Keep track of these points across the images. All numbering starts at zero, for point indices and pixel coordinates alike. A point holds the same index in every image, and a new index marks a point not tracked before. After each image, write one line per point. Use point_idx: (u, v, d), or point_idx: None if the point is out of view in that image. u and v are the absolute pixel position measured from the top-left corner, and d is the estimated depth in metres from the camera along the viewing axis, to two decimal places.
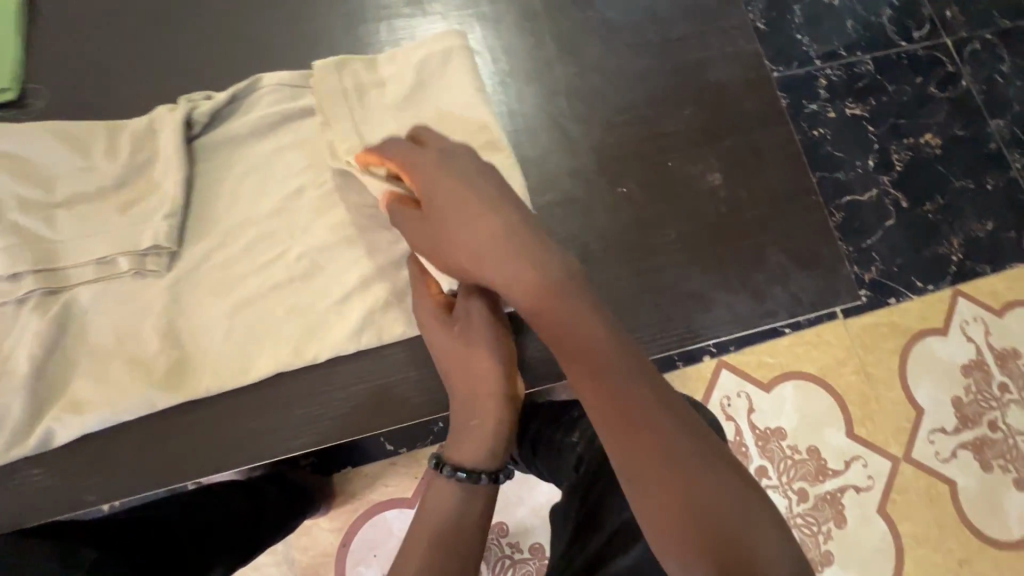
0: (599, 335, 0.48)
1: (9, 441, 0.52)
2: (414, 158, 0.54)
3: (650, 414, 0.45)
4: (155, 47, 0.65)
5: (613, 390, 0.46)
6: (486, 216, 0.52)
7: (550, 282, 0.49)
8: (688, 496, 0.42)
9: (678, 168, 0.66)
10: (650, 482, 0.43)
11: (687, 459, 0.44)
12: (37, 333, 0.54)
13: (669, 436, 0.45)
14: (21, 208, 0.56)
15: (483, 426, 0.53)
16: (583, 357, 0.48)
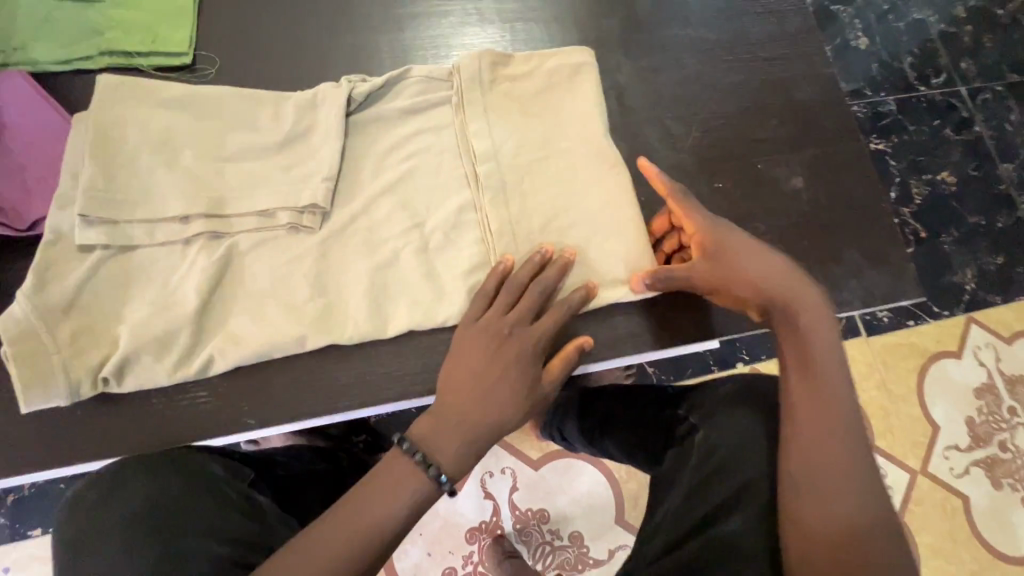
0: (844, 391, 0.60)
1: (174, 364, 0.55)
2: (722, 235, 0.63)
3: (854, 459, 0.57)
4: (306, 26, 0.71)
5: (836, 429, 0.58)
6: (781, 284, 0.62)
7: (826, 337, 0.61)
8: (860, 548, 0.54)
9: (766, 170, 0.74)
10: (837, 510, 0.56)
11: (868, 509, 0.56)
12: (205, 269, 0.58)
13: (862, 488, 0.56)
14: (196, 158, 0.60)
15: (456, 409, 0.57)
16: (824, 395, 0.59)
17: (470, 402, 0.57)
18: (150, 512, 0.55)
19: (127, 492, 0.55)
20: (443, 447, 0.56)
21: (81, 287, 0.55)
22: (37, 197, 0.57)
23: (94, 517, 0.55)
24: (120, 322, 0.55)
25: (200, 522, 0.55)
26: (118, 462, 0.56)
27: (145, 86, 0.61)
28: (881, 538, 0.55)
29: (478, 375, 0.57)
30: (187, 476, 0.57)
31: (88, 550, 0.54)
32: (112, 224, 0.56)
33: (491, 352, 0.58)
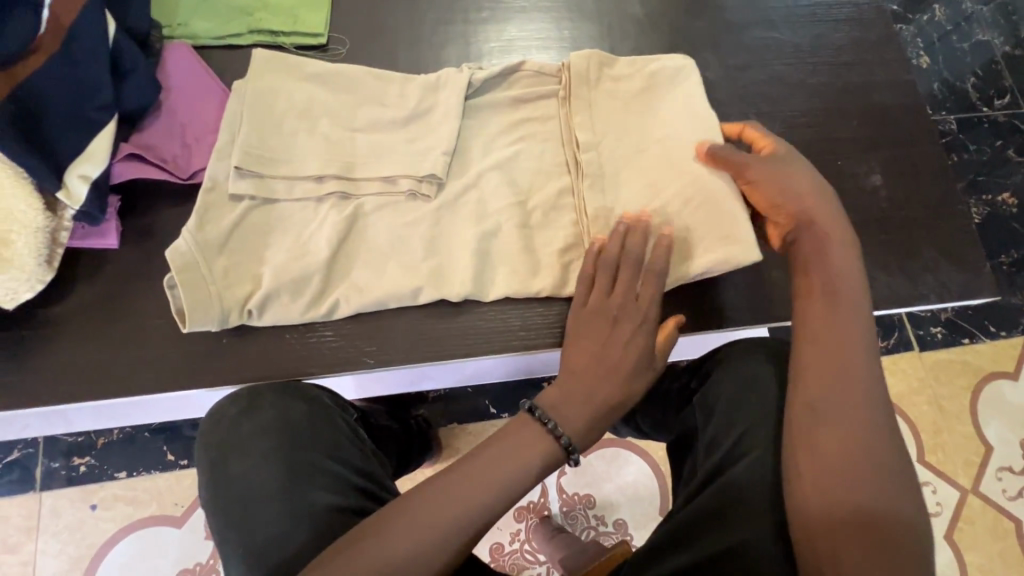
0: (856, 323, 0.58)
1: (306, 305, 0.61)
2: (784, 167, 0.65)
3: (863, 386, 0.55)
4: (424, 18, 0.78)
5: (839, 351, 0.57)
6: (812, 212, 0.63)
7: (839, 271, 0.60)
8: (858, 467, 0.52)
9: (846, 168, 0.78)
10: (837, 416, 0.54)
11: (872, 424, 0.54)
12: (335, 225, 0.63)
13: (867, 405, 0.55)
14: (332, 125, 0.67)
15: (581, 379, 0.60)
16: (836, 312, 0.59)
17: (591, 370, 0.60)
18: (286, 430, 0.60)
19: (265, 412, 0.60)
20: (571, 409, 0.59)
21: (232, 230, 0.62)
22: (197, 151, 0.65)
23: (233, 430, 0.60)
24: (263, 263, 0.62)
25: (329, 445, 0.60)
26: (251, 387, 0.61)
27: (291, 62, 0.68)
28: (873, 444, 0.53)
29: (595, 346, 0.61)
30: (315, 405, 0.62)
31: (229, 459, 0.59)
32: (260, 178, 0.63)
33: (605, 325, 0.62)
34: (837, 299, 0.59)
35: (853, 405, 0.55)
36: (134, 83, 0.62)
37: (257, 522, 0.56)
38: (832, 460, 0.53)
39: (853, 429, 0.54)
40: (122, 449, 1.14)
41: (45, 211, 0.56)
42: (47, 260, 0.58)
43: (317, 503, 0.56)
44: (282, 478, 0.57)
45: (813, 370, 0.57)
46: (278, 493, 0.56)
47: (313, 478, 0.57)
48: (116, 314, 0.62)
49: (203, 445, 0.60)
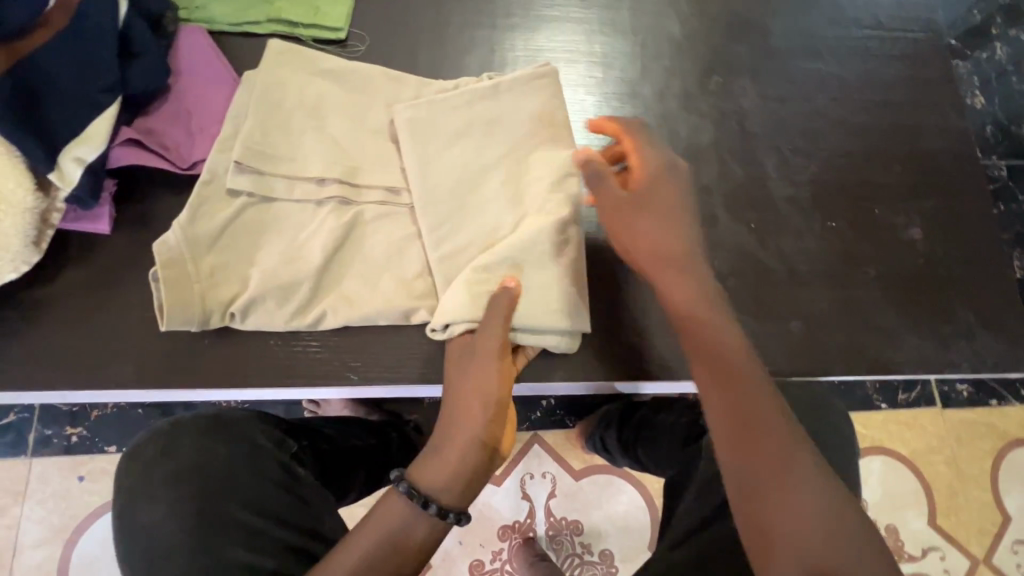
0: (732, 349, 0.56)
1: (293, 312, 0.59)
2: (655, 187, 0.61)
3: (777, 422, 0.52)
4: (450, 20, 0.74)
5: (754, 391, 0.53)
6: (641, 214, 0.60)
7: (706, 293, 0.59)
8: (794, 516, 0.48)
9: (883, 217, 0.72)
10: (759, 464, 0.50)
11: (796, 460, 0.50)
12: (330, 232, 0.61)
13: (790, 440, 0.51)
14: (341, 127, 0.64)
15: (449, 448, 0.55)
16: (707, 342, 0.56)
17: (449, 430, 0.56)
18: (199, 474, 0.58)
19: (180, 456, 0.59)
20: (431, 472, 0.55)
21: (226, 227, 0.59)
22: (200, 141, 0.63)
23: (145, 473, 0.58)
24: (254, 265, 0.59)
25: (243, 494, 0.58)
26: (170, 424, 0.60)
27: (305, 56, 0.66)
28: (807, 504, 0.48)
29: (458, 406, 0.56)
30: (234, 445, 0.60)
31: (137, 505, 0.57)
32: (259, 174, 0.61)
33: (464, 382, 0.57)
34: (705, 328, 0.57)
35: (772, 440, 0.51)
36: (143, 66, 0.60)
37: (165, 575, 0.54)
38: (767, 529, 0.48)
39: (785, 496, 0.49)
40: (114, 422, 1.14)
41: (36, 191, 0.54)
42: (34, 241, 0.56)
43: (230, 559, 0.55)
44: (187, 530, 0.55)
45: (733, 412, 0.53)
46: (188, 548, 0.55)
47: (222, 532, 0.56)
48: (102, 302, 0.60)
49: (117, 486, 0.58)
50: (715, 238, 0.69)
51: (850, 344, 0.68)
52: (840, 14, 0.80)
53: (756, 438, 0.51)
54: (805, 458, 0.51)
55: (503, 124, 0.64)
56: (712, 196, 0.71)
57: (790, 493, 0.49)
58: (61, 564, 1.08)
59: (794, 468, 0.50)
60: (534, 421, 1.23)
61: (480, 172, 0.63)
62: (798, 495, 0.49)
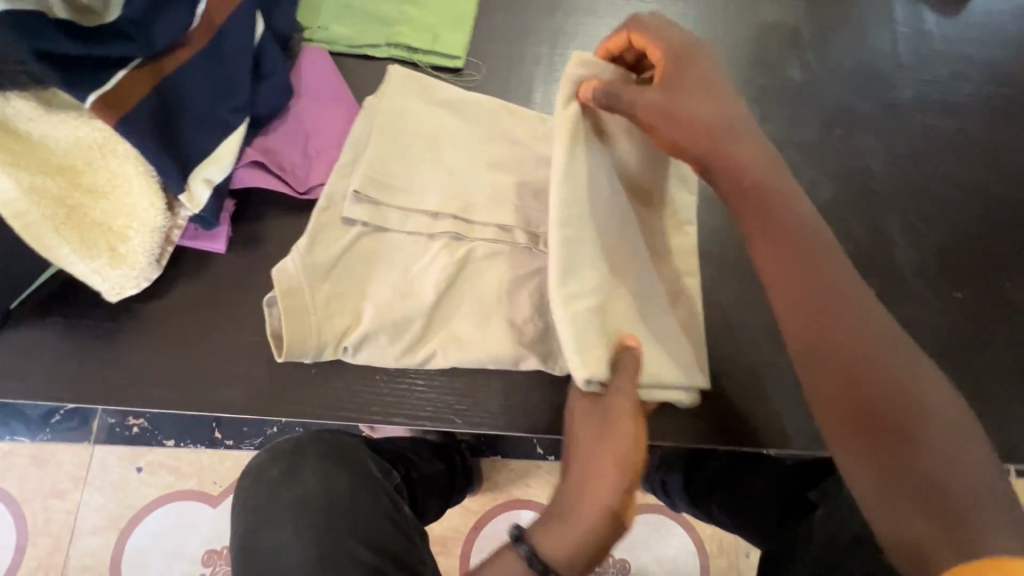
0: (819, 250, 0.49)
1: (402, 350, 0.57)
2: (735, 134, 0.51)
3: (865, 325, 0.47)
4: (566, 53, 0.73)
5: (830, 295, 0.48)
6: (721, 107, 0.52)
7: (769, 175, 0.51)
8: (888, 422, 0.43)
9: (1014, 291, 0.68)
10: (839, 367, 0.46)
11: (883, 359, 0.45)
12: (443, 268, 0.59)
13: (876, 342, 0.46)
14: (459, 159, 0.62)
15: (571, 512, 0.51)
16: (793, 242, 0.49)
17: (575, 491, 0.52)
18: (319, 499, 0.57)
19: (303, 482, 0.58)
20: (554, 537, 0.51)
21: (341, 256, 0.58)
22: (318, 165, 0.62)
23: (269, 494, 0.58)
24: (365, 298, 0.58)
25: (361, 529, 0.56)
26: (295, 441, 0.61)
27: (426, 84, 0.64)
28: (938, 438, 0.42)
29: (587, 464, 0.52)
30: (356, 475, 0.60)
31: (258, 532, 0.56)
32: (375, 204, 0.59)
33: (596, 447, 0.52)
34: (782, 226, 0.50)
35: (857, 345, 0.46)
36: (271, 88, 0.60)
37: None
38: (888, 475, 0.43)
39: (900, 438, 0.43)
40: (174, 417, 1.14)
41: (166, 211, 0.54)
42: (157, 258, 0.56)
43: None
44: (305, 561, 0.54)
45: (817, 318, 0.47)
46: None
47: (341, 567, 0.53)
48: (212, 321, 0.60)
49: (238, 509, 0.58)
50: None
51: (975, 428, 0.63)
52: (970, 70, 0.76)
53: (861, 365, 0.45)
54: (909, 363, 0.45)
55: None
56: None
57: (920, 432, 0.43)
58: (115, 552, 1.09)
59: (913, 411, 0.43)
60: None
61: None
62: (919, 440, 0.43)
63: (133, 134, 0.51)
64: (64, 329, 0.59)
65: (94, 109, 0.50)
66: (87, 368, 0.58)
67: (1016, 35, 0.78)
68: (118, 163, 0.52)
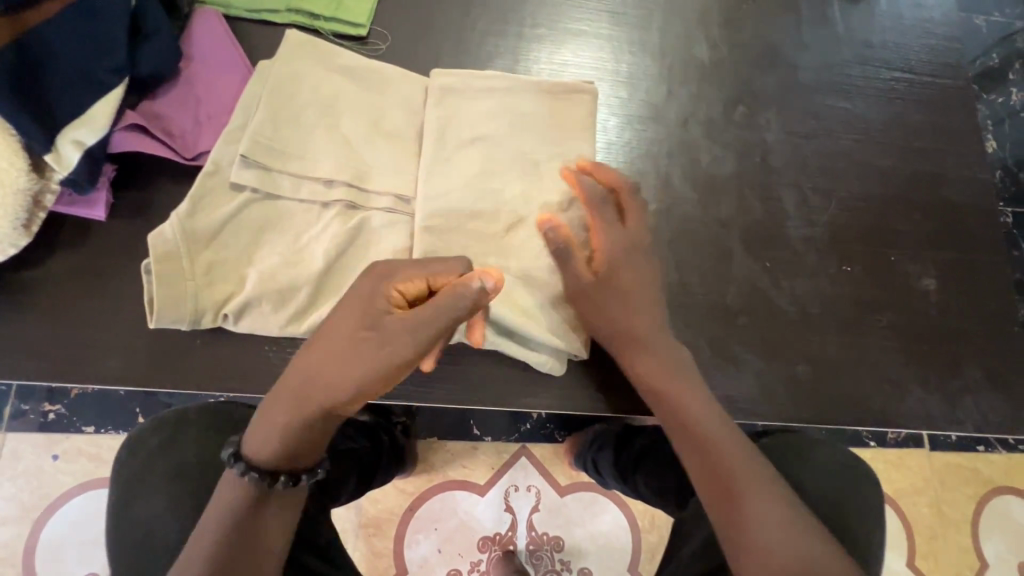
0: (654, 332, 0.60)
1: (289, 319, 0.57)
2: (614, 265, 0.60)
3: (694, 403, 0.57)
4: (475, 25, 0.72)
5: (670, 376, 0.59)
6: (604, 243, 0.60)
7: (634, 290, 0.60)
8: (724, 481, 0.53)
9: (899, 264, 0.71)
10: (687, 441, 0.56)
11: (707, 423, 0.56)
12: (335, 237, 0.58)
13: (705, 410, 0.57)
14: (355, 127, 0.61)
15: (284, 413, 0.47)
16: (639, 337, 0.60)
17: (300, 385, 0.48)
18: (202, 470, 0.58)
19: (185, 448, 0.59)
20: (270, 440, 0.48)
21: (226, 223, 0.57)
22: (206, 131, 0.60)
23: (149, 462, 0.59)
24: (251, 265, 0.57)
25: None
26: (179, 410, 0.61)
27: (323, 49, 0.63)
28: (755, 491, 0.52)
29: (323, 374, 0.47)
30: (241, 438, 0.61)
31: (139, 494, 0.58)
32: (264, 169, 0.58)
33: (336, 349, 0.47)
34: (635, 326, 0.60)
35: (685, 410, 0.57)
36: (152, 49, 0.58)
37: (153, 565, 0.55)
38: (733, 536, 0.51)
39: (732, 496, 0.52)
40: (94, 403, 1.09)
41: (31, 172, 0.52)
42: (25, 224, 0.53)
43: None
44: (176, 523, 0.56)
45: (660, 389, 0.58)
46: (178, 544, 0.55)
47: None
48: (92, 290, 0.58)
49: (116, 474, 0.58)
50: (728, 273, 0.68)
51: (857, 393, 0.67)
52: (870, 53, 0.79)
53: (700, 437, 0.56)
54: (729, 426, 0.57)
55: (523, 140, 0.62)
56: (730, 232, 0.69)
57: (737, 483, 0.53)
58: (28, 543, 1.04)
59: (737, 470, 0.53)
60: (524, 433, 1.21)
61: (496, 188, 0.61)
62: (741, 498, 0.52)
63: None
64: None
65: None
66: None
67: (913, 21, 0.81)
68: None
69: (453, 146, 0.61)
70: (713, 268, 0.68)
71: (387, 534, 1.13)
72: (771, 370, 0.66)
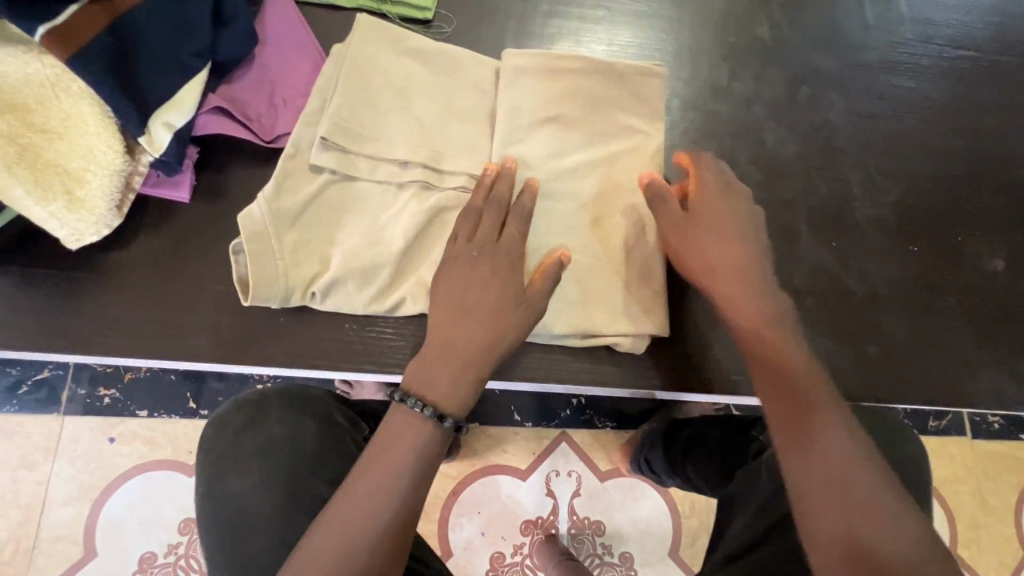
0: (750, 283, 0.58)
1: (371, 297, 0.58)
2: (704, 217, 0.59)
3: (783, 358, 0.56)
4: (538, 8, 0.72)
5: (761, 328, 0.57)
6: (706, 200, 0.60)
7: (732, 241, 0.59)
8: (811, 440, 0.52)
9: (967, 245, 0.71)
10: (773, 394, 0.55)
11: (803, 382, 0.54)
12: (411, 216, 0.59)
13: (797, 369, 0.55)
14: (428, 109, 0.62)
15: (435, 352, 0.53)
16: (734, 286, 0.58)
17: (442, 320, 0.54)
18: (286, 445, 0.60)
19: (270, 424, 0.61)
20: (436, 377, 0.53)
21: (308, 203, 0.58)
22: (284, 114, 0.61)
23: (235, 439, 0.61)
24: (333, 245, 0.58)
25: (331, 472, 0.59)
26: (259, 392, 0.64)
27: (394, 32, 0.63)
28: (840, 457, 0.51)
29: (467, 317, 0.54)
30: (324, 422, 0.63)
31: (229, 473, 0.59)
32: (344, 152, 0.59)
33: (477, 294, 0.55)
34: (733, 275, 0.58)
35: (779, 362, 0.55)
36: (233, 32, 0.59)
37: (247, 537, 0.56)
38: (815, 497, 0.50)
39: (820, 460, 0.51)
40: (148, 389, 1.12)
41: (124, 154, 0.53)
42: (117, 205, 0.55)
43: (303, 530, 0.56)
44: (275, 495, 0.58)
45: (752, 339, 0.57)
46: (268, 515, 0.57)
47: (308, 506, 0.57)
48: (177, 271, 0.59)
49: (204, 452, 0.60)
50: (794, 254, 0.68)
51: (925, 375, 0.66)
52: (934, 32, 0.78)
53: (786, 392, 0.54)
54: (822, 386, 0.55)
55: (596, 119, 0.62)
56: (795, 212, 0.69)
57: (825, 446, 0.51)
58: (88, 523, 1.06)
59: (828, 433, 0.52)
60: (564, 419, 1.21)
61: (568, 170, 0.61)
62: (826, 463, 0.51)
63: (87, 71, 0.50)
64: (26, 279, 0.58)
65: (45, 42, 0.49)
66: (48, 318, 0.57)
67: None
68: (73, 103, 0.51)
69: (526, 127, 0.61)
70: (780, 249, 0.68)
71: (431, 516, 1.15)
72: (840, 351, 0.66)
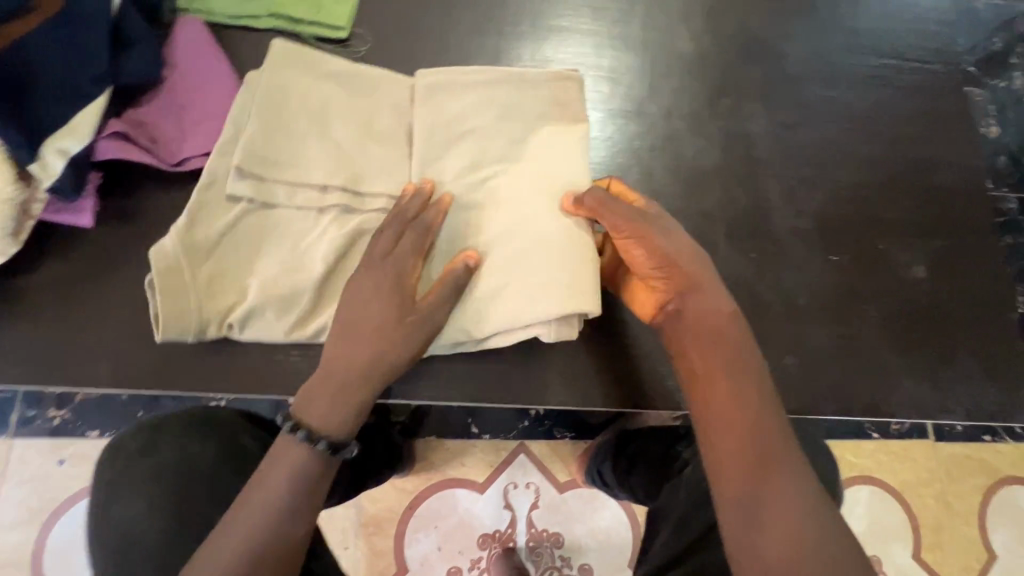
0: (710, 317, 0.57)
1: (280, 321, 0.58)
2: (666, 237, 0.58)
3: (755, 401, 0.55)
4: (457, 25, 0.72)
5: (734, 369, 0.56)
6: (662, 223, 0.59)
7: (679, 269, 0.58)
8: (765, 479, 0.52)
9: (888, 253, 0.71)
10: (726, 431, 0.54)
11: (758, 419, 0.54)
12: (316, 237, 0.59)
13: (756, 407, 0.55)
14: (338, 129, 0.61)
15: (323, 377, 0.55)
16: (698, 323, 0.57)
17: (336, 344, 0.55)
18: (185, 466, 0.61)
19: (171, 445, 0.62)
20: (318, 401, 0.54)
21: (224, 232, 0.58)
22: (192, 137, 0.61)
23: (137, 460, 0.62)
24: (250, 274, 0.58)
25: (229, 494, 0.60)
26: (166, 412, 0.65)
27: (305, 55, 0.62)
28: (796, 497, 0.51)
29: (354, 338, 0.55)
30: (226, 442, 0.63)
31: (128, 493, 0.60)
32: (259, 179, 0.58)
33: (368, 316, 0.55)
34: (696, 309, 0.58)
35: (740, 403, 0.55)
36: (135, 57, 0.59)
37: (138, 556, 0.57)
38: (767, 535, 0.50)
39: (765, 495, 0.51)
40: (98, 409, 1.10)
41: (17, 182, 0.53)
42: (12, 232, 0.54)
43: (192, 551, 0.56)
44: (182, 519, 0.58)
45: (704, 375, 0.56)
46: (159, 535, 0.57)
47: (202, 529, 0.57)
48: (82, 296, 0.59)
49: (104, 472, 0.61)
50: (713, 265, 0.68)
51: (845, 384, 0.66)
52: (858, 41, 0.78)
53: (745, 431, 0.54)
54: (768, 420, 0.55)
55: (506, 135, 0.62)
56: (715, 224, 0.69)
57: (777, 485, 0.52)
58: (35, 547, 1.05)
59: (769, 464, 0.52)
60: (522, 430, 1.20)
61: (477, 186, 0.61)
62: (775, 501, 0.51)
63: None
64: None
65: None
66: None
67: (902, 7, 0.80)
68: None
69: (434, 145, 0.61)
70: None
71: (387, 532, 1.14)
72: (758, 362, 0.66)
